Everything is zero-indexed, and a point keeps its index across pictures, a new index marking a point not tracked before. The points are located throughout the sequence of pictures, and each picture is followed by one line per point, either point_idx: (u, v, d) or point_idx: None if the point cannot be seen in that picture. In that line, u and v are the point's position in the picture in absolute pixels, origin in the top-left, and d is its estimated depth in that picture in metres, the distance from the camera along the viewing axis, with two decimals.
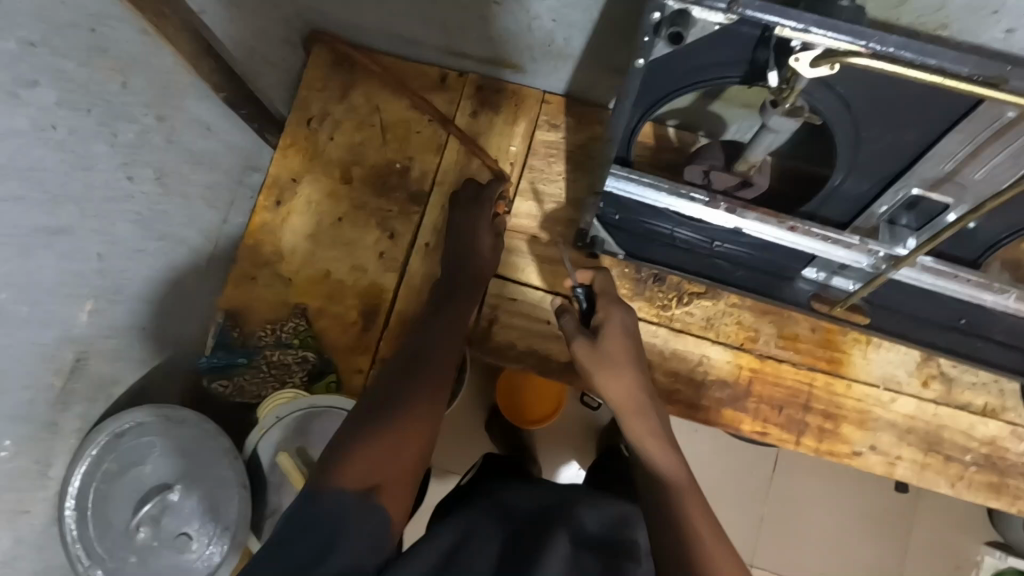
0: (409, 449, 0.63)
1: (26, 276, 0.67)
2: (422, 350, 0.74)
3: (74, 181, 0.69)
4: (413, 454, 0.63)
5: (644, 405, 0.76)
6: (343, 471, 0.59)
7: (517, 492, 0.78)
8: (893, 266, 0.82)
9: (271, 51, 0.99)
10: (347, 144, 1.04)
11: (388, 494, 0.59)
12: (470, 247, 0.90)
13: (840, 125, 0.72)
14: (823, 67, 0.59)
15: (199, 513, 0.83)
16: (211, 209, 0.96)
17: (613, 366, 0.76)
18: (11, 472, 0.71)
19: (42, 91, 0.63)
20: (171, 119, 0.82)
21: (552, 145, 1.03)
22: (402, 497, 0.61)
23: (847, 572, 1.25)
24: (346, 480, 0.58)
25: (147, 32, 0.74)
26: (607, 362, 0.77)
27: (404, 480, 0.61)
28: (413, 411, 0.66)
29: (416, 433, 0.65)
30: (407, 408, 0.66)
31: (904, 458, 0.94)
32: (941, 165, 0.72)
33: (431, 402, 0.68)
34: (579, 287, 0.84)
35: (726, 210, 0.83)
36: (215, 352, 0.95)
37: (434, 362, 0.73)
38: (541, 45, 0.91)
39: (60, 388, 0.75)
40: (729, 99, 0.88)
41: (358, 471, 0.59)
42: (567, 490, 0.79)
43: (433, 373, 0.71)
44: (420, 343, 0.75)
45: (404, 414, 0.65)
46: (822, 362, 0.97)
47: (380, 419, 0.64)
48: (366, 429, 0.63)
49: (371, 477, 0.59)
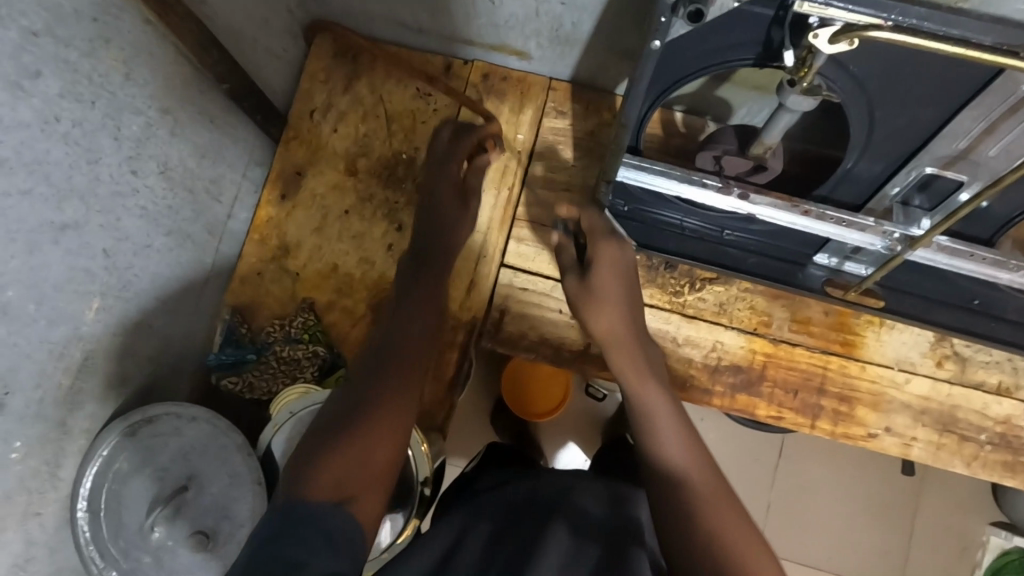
0: (381, 449, 0.60)
1: (33, 273, 0.65)
2: (396, 333, 0.70)
3: (79, 175, 0.68)
4: (384, 454, 0.60)
5: (627, 340, 0.80)
6: (309, 481, 0.56)
7: (506, 488, 0.78)
8: (909, 247, 0.81)
9: (274, 42, 0.98)
10: (351, 136, 1.03)
11: (360, 501, 0.56)
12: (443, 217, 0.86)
13: (854, 105, 0.71)
14: (842, 43, 0.58)
15: (213, 511, 0.82)
16: (216, 204, 0.94)
17: (602, 300, 0.82)
18: (23, 474, 0.70)
19: (46, 82, 0.61)
20: (175, 112, 0.80)
21: (559, 132, 1.02)
22: (375, 502, 0.58)
23: (859, 555, 1.25)
24: (318, 490, 0.55)
25: (151, 22, 0.73)
26: (593, 296, 0.82)
27: (376, 484, 0.58)
28: (388, 402, 0.63)
29: (384, 431, 0.61)
30: (376, 404, 0.62)
31: (919, 439, 0.94)
32: (956, 144, 0.71)
33: (401, 395, 0.64)
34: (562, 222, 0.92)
35: (737, 196, 0.82)
36: (225, 349, 0.95)
37: (404, 346, 0.68)
38: (549, 30, 0.90)
39: (71, 386, 0.74)
40: (741, 81, 0.87)
41: (326, 480, 0.56)
42: (557, 475, 0.78)
43: (404, 360, 0.67)
44: (389, 327, 0.71)
45: (373, 410, 0.62)
46: (835, 345, 0.96)
47: (350, 420, 0.61)
48: (340, 429, 0.60)
49: (343, 485, 0.56)
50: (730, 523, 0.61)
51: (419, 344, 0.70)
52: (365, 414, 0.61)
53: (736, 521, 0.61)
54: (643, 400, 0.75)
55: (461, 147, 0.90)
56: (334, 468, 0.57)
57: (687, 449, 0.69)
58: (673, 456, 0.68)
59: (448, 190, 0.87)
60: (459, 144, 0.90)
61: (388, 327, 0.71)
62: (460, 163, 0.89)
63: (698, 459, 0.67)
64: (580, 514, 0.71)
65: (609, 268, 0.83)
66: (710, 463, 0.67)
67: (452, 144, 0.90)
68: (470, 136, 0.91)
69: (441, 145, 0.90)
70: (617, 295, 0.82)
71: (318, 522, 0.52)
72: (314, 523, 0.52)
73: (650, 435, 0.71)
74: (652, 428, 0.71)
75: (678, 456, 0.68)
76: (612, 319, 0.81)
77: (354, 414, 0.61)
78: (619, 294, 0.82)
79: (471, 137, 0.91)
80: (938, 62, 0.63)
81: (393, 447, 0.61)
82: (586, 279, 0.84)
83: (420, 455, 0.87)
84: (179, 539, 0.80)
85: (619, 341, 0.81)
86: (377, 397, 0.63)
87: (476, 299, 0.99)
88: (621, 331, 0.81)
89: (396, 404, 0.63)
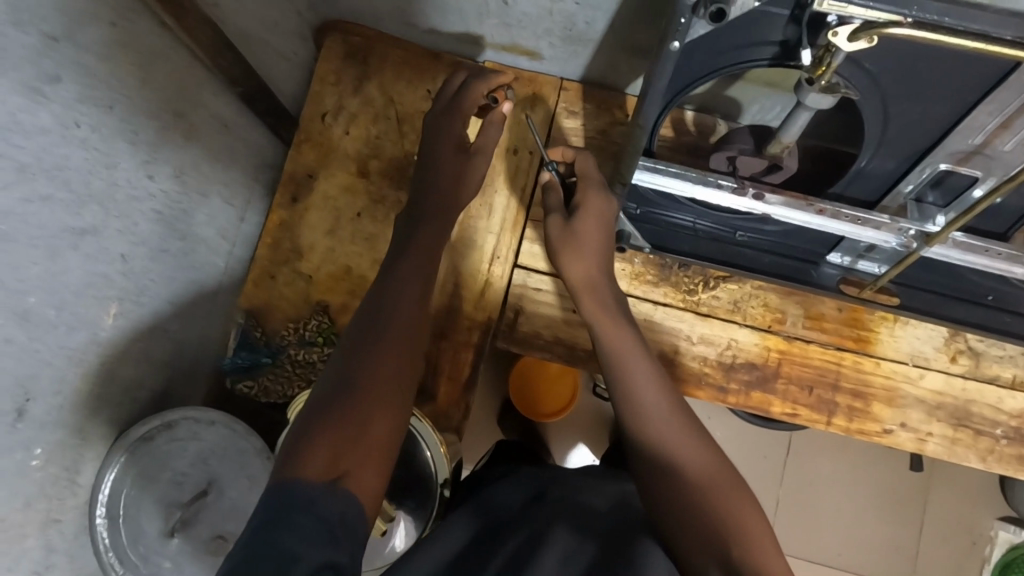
0: (377, 425, 0.58)
1: (54, 279, 0.65)
2: (392, 298, 0.68)
3: (97, 180, 0.67)
4: (380, 429, 0.58)
5: (600, 285, 0.83)
6: (302, 460, 0.53)
7: (505, 488, 0.77)
8: (925, 243, 0.81)
9: (284, 44, 0.98)
10: (362, 138, 1.03)
11: (356, 477, 0.53)
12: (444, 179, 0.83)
13: (870, 102, 0.71)
14: (861, 42, 0.58)
15: (234, 515, 0.82)
16: (229, 207, 0.94)
17: (581, 243, 0.83)
18: (43, 480, 0.70)
19: (65, 87, 0.61)
20: (190, 115, 0.80)
21: (570, 132, 1.02)
22: (373, 479, 0.55)
23: (871, 551, 1.25)
24: (310, 468, 0.52)
25: (166, 26, 0.73)
26: (575, 241, 0.83)
27: (373, 460, 0.56)
28: (380, 368, 0.61)
29: (379, 405, 0.59)
30: (369, 379, 0.60)
31: (934, 434, 0.94)
32: (970, 139, 0.71)
33: (396, 369, 0.62)
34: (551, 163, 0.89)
35: (753, 196, 0.81)
36: (239, 352, 0.96)
37: (396, 318, 0.66)
38: (562, 29, 0.90)
39: (90, 392, 0.74)
40: (753, 79, 0.84)
41: (320, 457, 0.53)
42: (566, 479, 0.77)
43: (397, 333, 0.64)
44: (382, 297, 0.68)
45: (366, 385, 0.59)
46: (848, 341, 0.96)
47: (341, 395, 0.58)
48: (332, 402, 0.57)
49: (339, 461, 0.53)
50: (718, 480, 0.66)
51: (412, 316, 0.67)
52: (356, 389, 0.59)
53: (723, 479, 0.66)
54: (627, 369, 0.76)
55: (466, 100, 0.83)
56: (329, 444, 0.54)
57: (672, 416, 0.72)
58: (659, 424, 0.71)
59: (450, 153, 0.83)
60: (462, 98, 0.84)
61: (379, 298, 0.68)
62: (464, 122, 0.84)
63: (683, 425, 0.71)
64: (581, 513, 0.69)
65: (592, 215, 0.83)
66: (694, 429, 0.71)
67: (456, 99, 0.84)
68: (477, 87, 0.84)
69: (446, 100, 0.85)
70: (598, 246, 0.83)
71: (314, 501, 0.49)
72: (309, 504, 0.49)
73: (634, 405, 0.73)
74: (637, 396, 0.73)
75: (664, 423, 0.71)
76: (589, 270, 0.83)
77: (347, 390, 0.58)
78: (600, 237, 0.83)
79: (477, 90, 0.83)
80: (956, 57, 0.62)
81: (391, 421, 0.59)
82: (569, 222, 0.84)
83: (440, 457, 0.86)
84: (200, 544, 0.80)
85: (596, 290, 0.83)
86: (370, 372, 0.60)
87: (490, 299, 0.99)
88: (597, 282, 0.83)
89: (391, 377, 0.61)
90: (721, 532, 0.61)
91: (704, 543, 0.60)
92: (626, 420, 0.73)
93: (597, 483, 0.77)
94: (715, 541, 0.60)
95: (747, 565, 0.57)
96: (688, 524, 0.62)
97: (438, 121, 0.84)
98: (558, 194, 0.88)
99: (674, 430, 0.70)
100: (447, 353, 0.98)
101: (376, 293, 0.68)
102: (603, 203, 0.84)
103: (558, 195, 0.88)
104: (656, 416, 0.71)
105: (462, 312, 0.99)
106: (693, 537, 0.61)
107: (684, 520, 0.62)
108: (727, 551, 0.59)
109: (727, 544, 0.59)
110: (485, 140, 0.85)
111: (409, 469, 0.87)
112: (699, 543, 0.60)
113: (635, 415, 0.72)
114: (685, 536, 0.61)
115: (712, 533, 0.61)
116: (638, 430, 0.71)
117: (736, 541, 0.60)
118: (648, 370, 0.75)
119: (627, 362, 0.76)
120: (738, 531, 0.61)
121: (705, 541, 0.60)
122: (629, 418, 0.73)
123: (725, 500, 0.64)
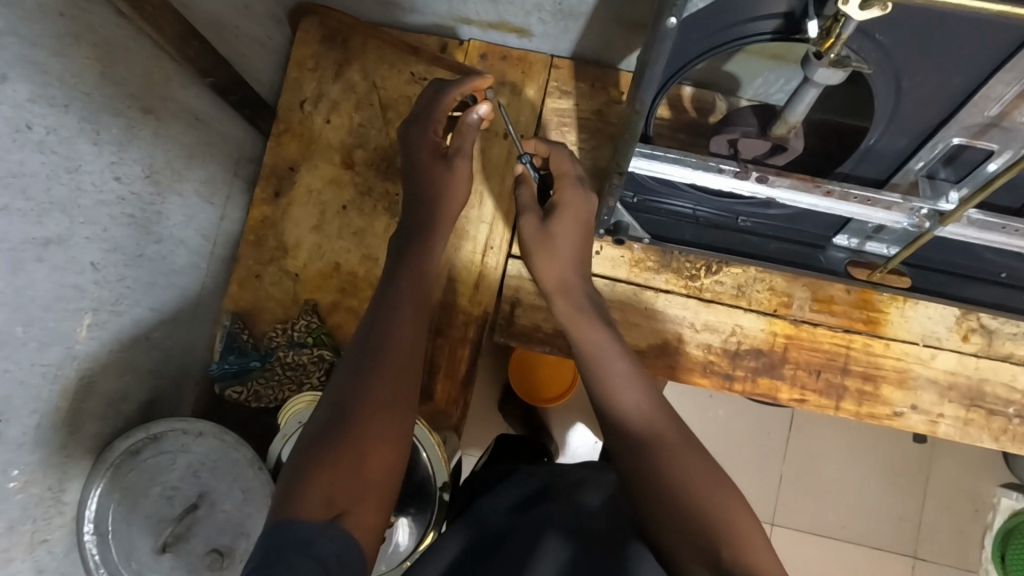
0: (376, 460, 0.57)
1: (20, 294, 0.61)
2: (378, 316, 0.67)
3: (59, 186, 0.63)
4: (378, 465, 0.57)
5: (574, 286, 0.78)
6: (299, 500, 0.52)
7: (496, 495, 0.75)
8: (939, 223, 0.77)
9: (258, 29, 0.93)
10: (346, 126, 0.98)
11: (355, 516, 0.53)
12: (423, 175, 0.80)
13: (880, 74, 0.66)
14: (874, 9, 0.52)
15: (229, 529, 0.79)
16: (208, 206, 0.90)
17: (554, 244, 0.78)
18: (25, 503, 0.67)
19: (13, 86, 0.56)
20: (158, 111, 0.75)
21: (564, 112, 0.97)
22: (372, 517, 0.55)
23: (876, 529, 1.23)
24: (308, 510, 0.52)
25: (125, 15, 0.67)
26: (548, 242, 0.78)
27: (371, 497, 0.56)
28: (372, 395, 0.60)
29: (377, 440, 0.58)
30: (365, 413, 0.59)
31: (946, 415, 0.92)
32: (986, 110, 0.67)
33: (392, 400, 0.60)
34: (524, 155, 0.83)
35: (756, 179, 0.76)
36: (226, 358, 0.91)
37: (391, 344, 0.64)
38: (552, 4, 0.85)
39: (69, 409, 0.70)
40: (754, 52, 0.77)
41: (318, 498, 0.53)
42: (571, 472, 0.74)
43: (394, 360, 0.63)
44: (375, 323, 0.66)
45: (359, 416, 0.59)
46: (858, 324, 0.93)
47: (337, 431, 0.58)
48: (326, 438, 0.57)
49: (336, 500, 0.53)
50: (704, 480, 0.59)
51: (408, 341, 0.65)
52: (348, 423, 0.58)
53: (711, 477, 0.60)
54: (603, 369, 0.69)
55: (440, 105, 0.81)
56: (326, 485, 0.54)
57: (652, 414, 0.65)
58: (638, 424, 0.64)
59: (429, 161, 0.80)
60: (436, 104, 0.81)
61: (369, 326, 0.66)
62: (437, 128, 0.82)
63: (666, 422, 0.64)
64: (572, 511, 0.66)
65: (569, 216, 0.79)
66: (677, 423, 0.65)
67: (428, 104, 0.82)
68: (450, 92, 0.82)
69: (420, 106, 0.83)
70: (571, 247, 0.79)
71: (313, 541, 0.48)
72: (308, 545, 0.48)
73: (611, 406, 0.66)
74: (614, 398, 0.67)
75: (644, 422, 0.64)
76: (561, 270, 0.78)
77: (344, 426, 0.58)
78: (575, 238, 0.79)
79: (451, 95, 0.81)
80: (973, 23, 0.58)
81: (391, 455, 0.59)
82: (544, 224, 0.79)
83: (437, 459, 0.83)
84: (195, 559, 0.77)
85: (570, 290, 0.77)
86: (362, 403, 0.59)
87: (486, 292, 0.96)
88: (569, 279, 0.77)
89: (388, 409, 0.60)
90: (712, 535, 0.55)
91: (696, 548, 0.55)
92: (604, 422, 0.67)
93: (596, 473, 0.72)
94: (707, 548, 0.55)
95: (741, 570, 0.53)
96: (675, 532, 0.57)
97: (411, 129, 0.82)
98: (530, 189, 0.82)
99: (653, 428, 0.63)
100: (442, 352, 0.94)
101: (369, 318, 0.67)
102: (582, 203, 0.80)
103: (531, 189, 0.82)
104: (635, 415, 0.65)
105: (457, 307, 0.96)
106: (684, 544, 0.56)
107: (673, 526, 0.57)
108: (720, 558, 0.54)
109: (721, 550, 0.55)
110: (461, 145, 0.81)
111: (408, 474, 0.83)
112: (690, 551, 0.56)
113: (613, 416, 0.66)
114: (673, 542, 0.56)
115: (702, 538, 0.56)
116: (616, 430, 0.65)
117: (728, 544, 0.55)
118: (625, 368, 0.69)
119: (601, 363, 0.70)
120: (730, 534, 0.56)
121: (698, 547, 0.55)
122: (607, 421, 0.66)
123: (713, 500, 0.58)
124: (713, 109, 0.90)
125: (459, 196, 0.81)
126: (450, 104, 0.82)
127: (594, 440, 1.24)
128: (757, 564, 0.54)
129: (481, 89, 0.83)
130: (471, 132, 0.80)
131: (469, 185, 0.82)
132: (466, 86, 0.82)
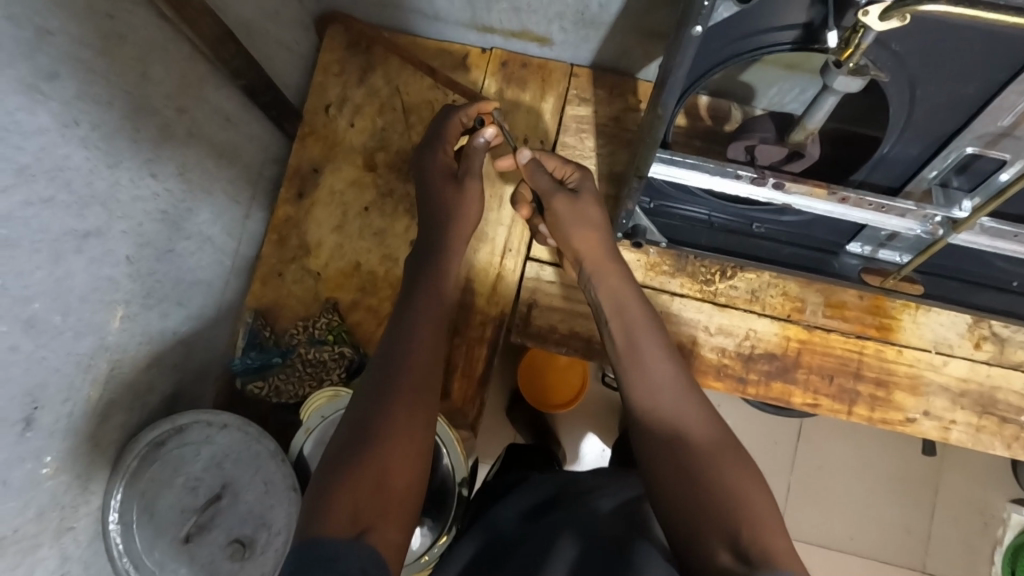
0: (396, 474, 0.58)
1: (59, 284, 0.63)
2: (400, 332, 0.69)
3: (100, 180, 0.65)
4: (400, 482, 0.58)
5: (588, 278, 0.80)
6: (324, 518, 0.53)
7: (508, 500, 0.75)
8: (952, 229, 0.78)
9: (287, 34, 0.96)
10: (368, 130, 1.01)
11: (379, 533, 0.53)
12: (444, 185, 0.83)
13: (896, 83, 0.68)
14: (894, 20, 0.54)
15: (250, 520, 0.81)
16: (235, 204, 0.92)
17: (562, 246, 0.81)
18: (54, 489, 0.68)
19: (63, 84, 0.59)
20: (193, 111, 0.78)
21: (583, 119, 0.99)
22: (394, 535, 0.55)
23: (886, 537, 1.23)
24: (332, 527, 0.52)
25: (166, 18, 0.71)
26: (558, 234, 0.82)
27: (394, 513, 0.56)
28: (393, 404, 0.62)
29: (398, 457, 0.59)
30: (385, 427, 0.60)
31: (958, 421, 0.92)
32: (999, 120, 0.68)
33: (411, 414, 0.62)
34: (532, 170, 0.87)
35: (773, 185, 0.77)
36: (248, 353, 0.93)
37: (409, 360, 0.66)
38: (573, 13, 0.88)
39: (99, 399, 0.72)
40: (770, 62, 0.79)
41: (342, 515, 0.53)
42: (584, 480, 0.73)
43: (412, 382, 0.64)
44: (394, 344, 0.67)
45: (380, 428, 0.60)
46: (870, 329, 0.95)
47: (360, 449, 0.58)
48: (348, 454, 0.58)
49: (360, 516, 0.54)
50: (734, 474, 0.60)
51: (423, 361, 0.67)
52: (373, 436, 0.59)
53: (736, 463, 0.61)
54: (631, 350, 0.72)
55: (449, 130, 0.85)
56: (349, 501, 0.54)
57: (680, 401, 0.67)
58: (668, 407, 0.66)
59: (441, 185, 0.83)
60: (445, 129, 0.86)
61: (391, 342, 0.68)
62: (447, 150, 0.85)
63: (693, 405, 0.66)
64: (585, 517, 0.64)
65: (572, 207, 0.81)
66: (708, 412, 0.66)
67: (437, 129, 0.86)
68: (455, 116, 0.85)
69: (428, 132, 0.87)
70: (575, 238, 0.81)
71: (338, 556, 0.49)
72: (334, 560, 0.48)
73: (641, 387, 0.68)
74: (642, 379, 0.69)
75: (674, 408, 0.66)
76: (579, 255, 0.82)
77: (365, 443, 0.59)
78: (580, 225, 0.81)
79: (457, 118, 0.85)
80: (984, 36, 0.60)
81: (410, 472, 0.59)
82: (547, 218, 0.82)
83: (457, 455, 0.85)
84: (217, 549, 0.79)
85: (604, 260, 0.79)
86: (385, 416, 0.61)
87: (503, 293, 0.98)
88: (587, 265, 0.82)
89: (409, 427, 0.61)
90: (734, 520, 0.56)
91: (715, 532, 0.56)
92: (633, 402, 0.69)
93: (608, 481, 0.72)
94: (728, 531, 0.55)
95: (755, 549, 0.53)
96: (695, 513, 0.57)
97: (424, 155, 0.85)
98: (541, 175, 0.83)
99: (683, 412, 0.66)
100: (460, 350, 0.96)
101: (389, 335, 0.69)
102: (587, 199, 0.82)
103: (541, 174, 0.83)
104: (666, 397, 0.67)
105: (474, 308, 0.97)
106: (703, 523, 0.57)
107: (694, 511, 0.58)
108: (738, 540, 0.54)
109: (740, 531, 0.55)
110: (468, 168, 0.84)
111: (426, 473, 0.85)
112: (710, 532, 0.56)
113: (642, 399, 0.68)
114: (693, 525, 0.57)
115: (719, 519, 0.56)
116: (645, 417, 0.67)
117: (747, 529, 0.55)
118: (655, 348, 0.71)
119: (631, 345, 0.72)
120: (748, 517, 0.56)
121: (718, 529, 0.56)
122: (637, 404, 0.68)
123: (734, 482, 0.59)
124: (728, 117, 0.92)
125: (472, 215, 0.84)
126: (457, 126, 0.86)
127: (603, 447, 1.24)
128: (776, 545, 0.54)
129: (487, 111, 0.87)
130: (477, 154, 0.84)
131: (481, 205, 0.85)
132: (471, 109, 0.86)
